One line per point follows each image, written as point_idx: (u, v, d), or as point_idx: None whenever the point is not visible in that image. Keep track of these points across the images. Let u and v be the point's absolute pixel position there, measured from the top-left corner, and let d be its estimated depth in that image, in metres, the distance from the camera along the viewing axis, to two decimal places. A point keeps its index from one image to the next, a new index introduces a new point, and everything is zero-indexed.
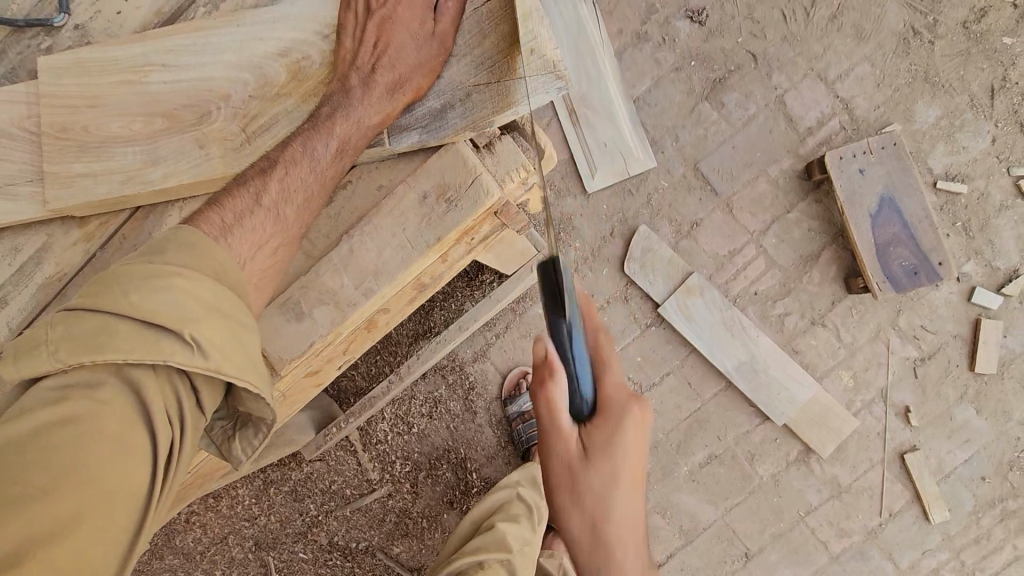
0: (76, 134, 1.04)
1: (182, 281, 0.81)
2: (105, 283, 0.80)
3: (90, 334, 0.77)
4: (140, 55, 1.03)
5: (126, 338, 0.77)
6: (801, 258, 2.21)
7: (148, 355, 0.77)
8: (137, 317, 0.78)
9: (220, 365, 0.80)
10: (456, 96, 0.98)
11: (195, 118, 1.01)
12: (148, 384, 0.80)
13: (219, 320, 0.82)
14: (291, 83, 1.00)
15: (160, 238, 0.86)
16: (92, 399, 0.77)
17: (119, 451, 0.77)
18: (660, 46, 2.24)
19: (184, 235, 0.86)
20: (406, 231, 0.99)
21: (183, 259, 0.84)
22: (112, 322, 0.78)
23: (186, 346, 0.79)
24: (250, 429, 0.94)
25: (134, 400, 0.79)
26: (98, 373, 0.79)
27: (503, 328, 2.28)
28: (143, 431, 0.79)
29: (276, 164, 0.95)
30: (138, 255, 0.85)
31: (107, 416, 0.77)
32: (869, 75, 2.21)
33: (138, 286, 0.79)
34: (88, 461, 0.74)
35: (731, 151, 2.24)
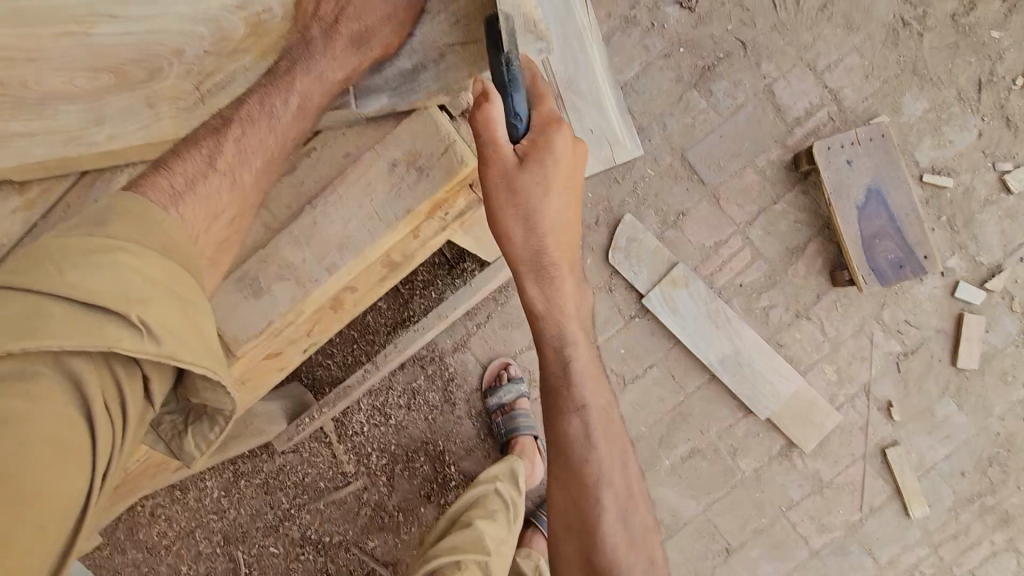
0: (9, 89, 0.92)
1: (127, 256, 0.70)
2: (32, 259, 0.67)
3: (12, 318, 0.64)
4: (81, 1, 0.91)
5: (60, 322, 0.65)
6: (786, 249, 2.18)
7: (87, 343, 0.65)
8: (77, 298, 0.66)
9: (174, 352, 0.69)
10: (428, 56, 0.91)
11: (145, 75, 0.93)
12: (89, 374, 0.71)
13: (173, 302, 0.72)
14: (250, 38, 0.92)
15: (99, 208, 0.74)
16: (21, 393, 0.67)
17: (56, 452, 0.68)
18: (648, 31, 2.19)
19: (131, 204, 0.75)
20: (374, 201, 0.92)
21: (129, 232, 0.72)
22: (43, 302, 0.65)
23: (134, 331, 0.68)
24: (203, 424, 0.86)
25: (73, 394, 0.71)
26: (27, 364, 0.69)
27: (483, 318, 2.21)
28: (80, 426, 0.71)
29: (232, 123, 0.86)
30: (72, 226, 0.72)
31: (36, 415, 0.67)
32: (858, 66, 2.19)
33: (76, 260, 0.67)
34: (20, 464, 0.64)
35: (719, 140, 2.20)
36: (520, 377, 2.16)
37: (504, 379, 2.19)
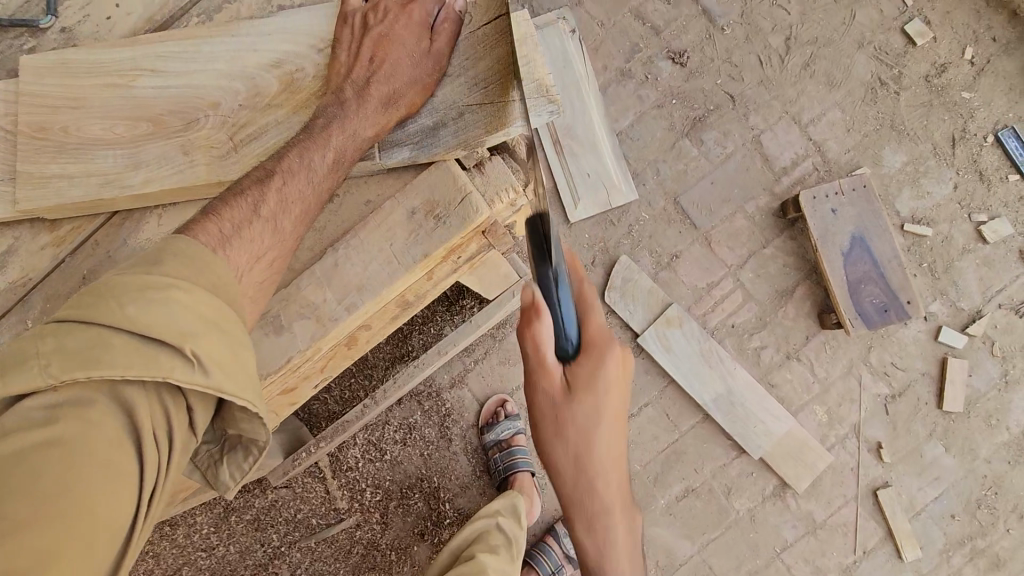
0: (55, 134, 1.01)
1: (180, 293, 0.77)
2: (98, 296, 0.75)
3: (82, 348, 0.72)
4: (128, 59, 1.01)
5: (123, 353, 0.72)
6: (776, 292, 2.25)
7: (145, 373, 0.72)
8: (138, 332, 0.73)
9: (220, 384, 0.75)
10: (449, 114, 0.98)
11: (181, 124, 1.00)
12: (143, 402, 0.75)
13: (219, 335, 0.78)
14: (283, 93, 0.99)
15: (155, 249, 0.82)
16: (82, 418, 0.71)
17: (112, 476, 0.71)
18: (642, 84, 2.32)
19: (182, 245, 0.82)
20: (392, 246, 0.98)
21: (182, 272, 0.80)
22: (109, 335, 0.73)
23: (186, 362, 0.74)
24: (238, 453, 0.91)
25: (126, 422, 0.74)
26: (86, 391, 0.73)
27: (481, 355, 2.25)
28: (131, 453, 0.74)
29: (274, 175, 0.93)
30: (131, 265, 0.80)
31: (95, 440, 0.71)
32: (840, 120, 2.32)
33: (135, 297, 0.74)
34: (79, 486, 0.69)
35: (710, 186, 2.30)
36: (517, 415, 2.19)
37: (501, 416, 2.20)
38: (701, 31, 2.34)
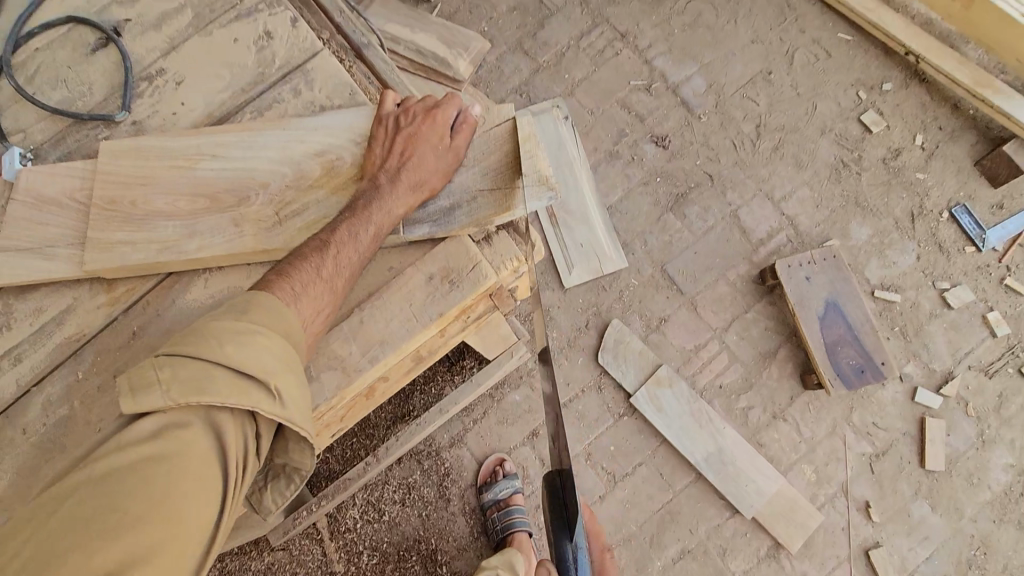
0: (125, 207, 1.20)
1: (265, 339, 0.96)
2: (203, 336, 0.94)
3: (192, 377, 0.92)
4: (196, 147, 1.22)
5: (222, 385, 0.92)
6: (759, 354, 2.39)
7: (239, 402, 0.92)
8: (234, 369, 0.93)
9: (292, 416, 0.95)
10: (464, 199, 1.16)
11: (234, 201, 1.18)
12: (228, 427, 0.94)
13: (293, 376, 0.97)
14: (323, 178, 1.19)
15: (242, 299, 1.01)
16: (184, 436, 0.91)
17: (203, 483, 0.90)
18: (629, 163, 2.57)
19: (265, 299, 1.02)
20: (412, 307, 1.12)
21: (264, 321, 0.99)
22: (212, 369, 0.92)
23: (269, 396, 0.94)
24: (280, 480, 1.11)
25: (215, 441, 0.93)
26: (187, 415, 0.93)
27: (480, 414, 2.34)
28: (218, 467, 0.92)
29: (330, 244, 1.08)
30: (224, 311, 1.00)
31: (193, 455, 0.90)
32: (809, 197, 2.56)
33: (232, 340, 0.94)
34: (178, 490, 0.87)
35: (693, 256, 2.49)
36: (514, 474, 2.23)
37: (499, 476, 2.25)
38: (680, 119, 2.62)
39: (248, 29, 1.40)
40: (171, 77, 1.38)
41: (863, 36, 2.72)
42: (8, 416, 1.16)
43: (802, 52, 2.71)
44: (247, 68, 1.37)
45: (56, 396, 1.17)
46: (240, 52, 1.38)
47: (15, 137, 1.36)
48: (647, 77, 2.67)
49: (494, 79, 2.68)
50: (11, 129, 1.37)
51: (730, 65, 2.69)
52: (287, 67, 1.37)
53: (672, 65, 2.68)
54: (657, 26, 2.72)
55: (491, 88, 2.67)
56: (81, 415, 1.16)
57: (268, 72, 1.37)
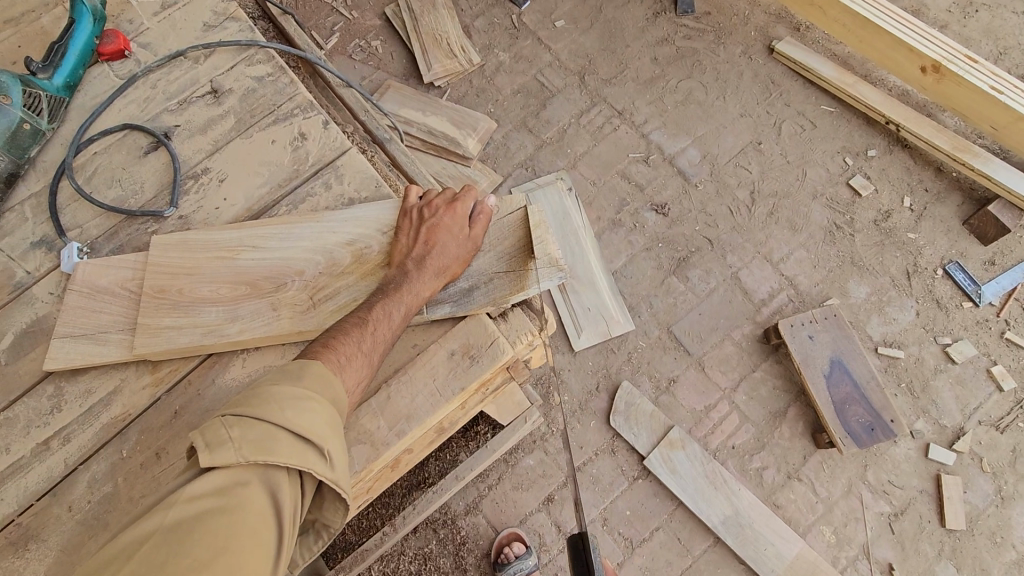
0: (173, 295, 1.32)
1: (319, 405, 1.00)
2: (264, 399, 0.96)
3: (256, 438, 0.92)
4: (237, 240, 1.35)
5: (284, 447, 0.93)
6: (770, 413, 2.43)
7: (301, 464, 0.93)
8: (295, 431, 0.95)
9: (340, 480, 0.98)
10: (482, 280, 1.27)
11: (273, 287, 1.30)
12: (285, 486, 0.92)
13: (339, 440, 1.01)
14: (353, 264, 1.31)
15: (294, 365, 1.05)
16: (242, 494, 0.89)
17: (259, 541, 0.86)
18: (631, 230, 2.71)
19: (317, 365, 1.06)
20: (436, 382, 1.21)
21: (315, 386, 1.03)
22: (275, 431, 0.93)
23: (323, 460, 0.97)
24: (309, 535, 1.11)
25: (271, 500, 0.91)
26: (246, 474, 0.91)
27: (495, 480, 2.35)
28: (272, 527, 0.89)
29: (366, 320, 1.16)
30: (279, 377, 1.03)
31: (252, 510, 0.88)
32: (806, 258, 2.67)
33: (291, 404, 0.97)
34: (236, 547, 0.83)
35: (698, 317, 2.58)
36: (526, 553, 2.17)
37: (510, 556, 2.20)
38: (678, 187, 2.79)
39: (284, 131, 1.57)
40: (215, 175, 1.54)
41: (844, 108, 2.92)
42: (55, 494, 1.24)
43: (788, 124, 2.90)
44: (283, 165, 1.53)
45: (101, 474, 1.25)
46: (277, 151, 1.55)
47: (72, 231, 1.50)
48: (645, 150, 2.86)
49: (501, 155, 2.87)
50: (68, 225, 1.51)
51: (722, 137, 2.88)
52: (319, 163, 1.53)
53: (667, 138, 2.87)
54: (651, 104, 2.93)
55: (499, 164, 2.85)
56: (124, 491, 1.24)
57: (302, 168, 1.52)
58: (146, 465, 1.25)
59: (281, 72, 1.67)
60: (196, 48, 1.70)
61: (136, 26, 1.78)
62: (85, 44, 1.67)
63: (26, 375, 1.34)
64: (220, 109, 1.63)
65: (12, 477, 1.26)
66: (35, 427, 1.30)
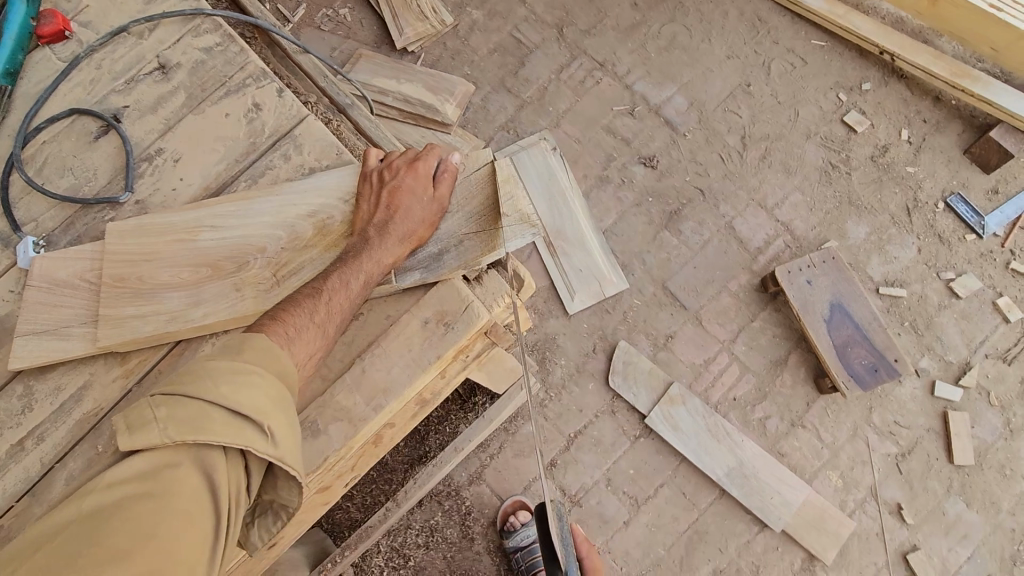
0: (132, 283, 1.26)
1: (259, 379, 0.92)
2: (196, 376, 0.90)
3: (184, 417, 0.86)
4: (193, 220, 1.28)
5: (215, 424, 0.86)
6: (771, 362, 2.38)
7: (233, 441, 0.86)
8: (228, 406, 0.88)
9: (284, 456, 0.90)
10: (451, 243, 1.21)
11: (235, 267, 1.24)
12: (219, 466, 0.86)
13: (284, 414, 0.93)
14: (317, 236, 1.25)
15: (236, 339, 0.99)
16: (171, 477, 0.84)
17: (187, 526, 0.81)
18: (620, 186, 2.62)
19: (260, 339, 0.99)
20: (412, 352, 1.16)
21: (258, 361, 0.96)
22: (207, 408, 0.87)
23: (263, 435, 0.89)
24: (268, 516, 1.00)
25: (205, 481, 0.86)
26: (176, 455, 0.86)
27: (496, 448, 2.33)
28: (207, 509, 0.84)
29: (323, 291, 1.10)
30: (217, 352, 0.96)
31: (180, 493, 0.83)
32: (802, 201, 2.58)
33: (225, 379, 0.90)
34: (159, 533, 0.79)
35: (693, 270, 2.51)
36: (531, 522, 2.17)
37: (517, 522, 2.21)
38: (666, 138, 2.68)
39: (238, 103, 1.49)
40: (169, 155, 1.46)
41: (836, 41, 2.78)
42: (33, 494, 1.21)
43: (777, 62, 2.77)
44: (239, 139, 1.45)
45: (78, 471, 1.22)
46: (231, 126, 1.46)
47: (27, 226, 1.44)
48: (629, 101, 2.74)
49: (480, 118, 2.76)
50: (22, 219, 1.45)
51: (709, 81, 2.75)
52: (276, 135, 1.45)
53: (651, 87, 2.75)
54: (633, 53, 2.80)
55: (478, 127, 2.75)
56: None
57: (259, 141, 1.45)
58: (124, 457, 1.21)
59: (230, 41, 1.57)
60: (138, 23, 1.60)
61: (75, 4, 1.67)
62: (21, 25, 1.57)
63: None
64: (170, 85, 1.54)
65: None
66: (6, 429, 1.26)
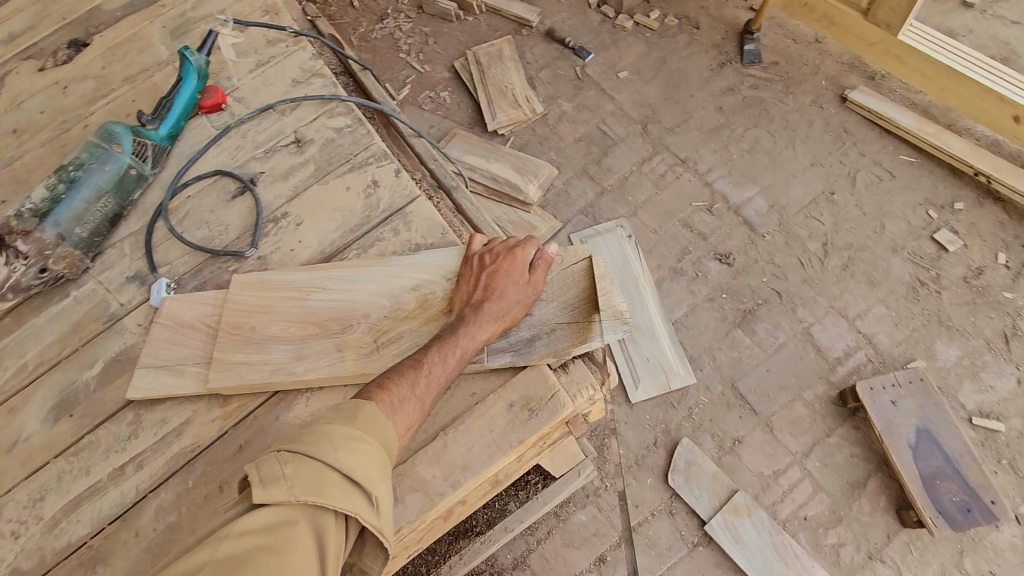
0: (246, 331, 1.38)
1: (371, 447, 0.97)
2: (318, 438, 0.94)
3: (309, 477, 0.89)
4: (309, 281, 1.42)
5: (334, 489, 0.89)
6: (848, 484, 2.24)
7: (348, 507, 0.89)
8: (345, 472, 0.91)
9: (383, 527, 0.93)
10: (543, 329, 1.27)
11: (339, 328, 1.35)
12: (332, 531, 0.88)
13: (387, 485, 0.97)
14: (417, 309, 1.35)
15: (347, 405, 1.04)
16: (290, 534, 0.85)
17: None
18: (694, 279, 2.63)
19: (368, 407, 1.04)
20: (494, 433, 1.19)
21: (367, 428, 1.00)
22: (327, 471, 0.90)
23: (370, 505, 0.92)
24: None
25: (317, 543, 0.86)
26: (294, 514, 0.87)
27: (545, 533, 2.25)
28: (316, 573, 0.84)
29: (423, 364, 1.16)
30: (333, 416, 1.01)
31: (298, 552, 0.84)
32: (887, 315, 2.50)
33: (344, 445, 0.94)
34: None
35: (766, 373, 2.43)
36: None
37: None
38: (744, 237, 2.70)
39: (358, 179, 1.66)
40: (293, 219, 1.63)
41: (926, 158, 2.78)
42: (124, 519, 1.29)
43: (863, 174, 2.78)
44: (355, 211, 1.60)
45: (168, 503, 1.30)
46: (350, 198, 1.63)
47: (161, 267, 1.61)
48: (708, 199, 2.80)
49: (561, 201, 2.87)
50: (159, 261, 1.62)
51: (792, 187, 2.78)
52: (389, 210, 1.60)
53: (732, 187, 2.81)
54: (715, 152, 2.90)
55: (559, 210, 2.85)
56: (186, 522, 1.27)
57: (373, 214, 1.59)
58: (212, 496, 1.29)
59: (359, 123, 1.78)
60: (283, 102, 1.84)
61: (233, 82, 1.94)
62: (189, 98, 1.80)
63: (111, 402, 1.43)
64: (301, 157, 1.73)
65: (89, 499, 1.32)
66: (112, 452, 1.37)
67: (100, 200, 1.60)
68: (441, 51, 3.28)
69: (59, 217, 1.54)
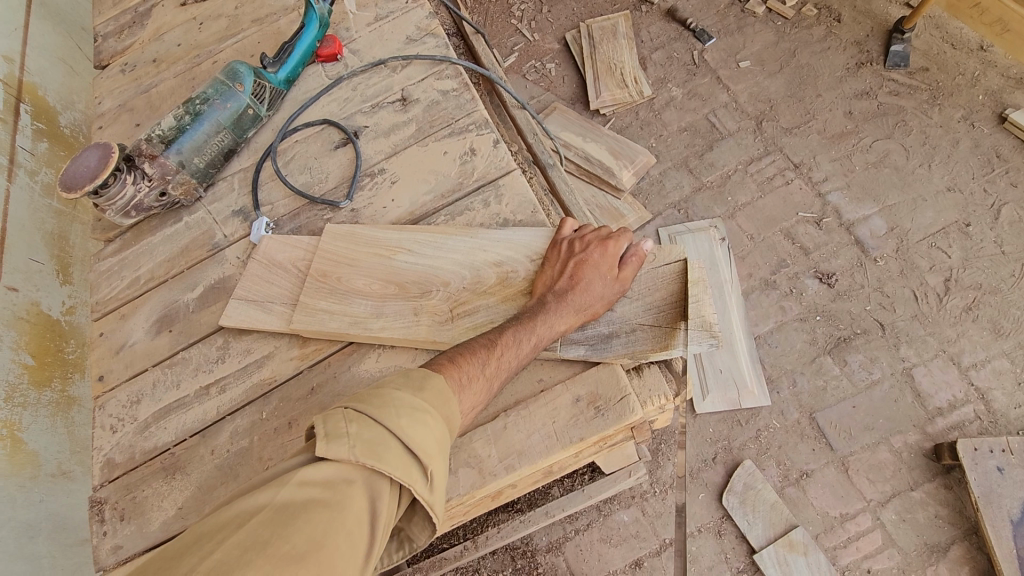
0: (332, 281, 1.42)
1: (432, 421, 0.98)
2: (384, 403, 0.96)
3: (371, 440, 0.91)
4: (396, 240, 1.44)
5: (394, 456, 0.91)
6: (925, 545, 2.04)
7: (404, 477, 0.91)
8: (406, 442, 0.93)
9: (434, 501, 0.94)
10: (623, 328, 1.24)
11: (419, 292, 1.36)
12: (385, 495, 0.89)
13: (443, 461, 0.98)
14: (497, 285, 1.33)
15: (418, 372, 1.05)
16: (346, 492, 0.86)
17: (350, 545, 0.83)
18: (786, 295, 2.44)
19: (436, 379, 1.04)
20: (555, 424, 1.18)
21: (433, 401, 1.01)
22: (389, 438, 0.92)
23: (424, 478, 0.93)
24: (392, 542, 1.07)
25: (370, 506, 0.88)
26: (352, 473, 0.88)
27: (584, 524, 2.21)
28: (366, 533, 0.86)
29: (496, 344, 1.15)
30: (401, 382, 1.03)
31: (351, 510, 0.85)
32: (1009, 370, 2.22)
33: (408, 413, 0.96)
34: (330, 545, 0.80)
35: (851, 409, 2.24)
36: None
37: None
38: (853, 258, 2.46)
39: (457, 145, 1.65)
40: (389, 176, 1.65)
41: None
42: (203, 435, 1.39)
43: (1009, 208, 2.44)
44: (450, 176, 1.60)
45: (242, 428, 1.38)
46: (446, 163, 1.62)
47: (265, 207, 1.69)
48: (818, 211, 2.56)
49: (654, 191, 2.73)
50: (262, 200, 1.70)
51: (919, 211, 2.49)
52: (482, 180, 1.58)
53: (848, 202, 2.55)
54: (835, 160, 2.63)
55: (650, 200, 2.71)
56: (255, 449, 1.35)
57: (466, 181, 1.58)
58: (280, 430, 1.35)
59: (466, 88, 1.75)
60: (396, 59, 1.84)
61: (351, 34, 1.97)
62: (309, 46, 1.85)
63: (205, 325, 1.53)
64: (405, 116, 1.74)
65: (176, 411, 1.44)
66: (200, 372, 1.47)
67: (218, 134, 1.69)
68: (554, 20, 3.18)
69: (182, 145, 1.63)
